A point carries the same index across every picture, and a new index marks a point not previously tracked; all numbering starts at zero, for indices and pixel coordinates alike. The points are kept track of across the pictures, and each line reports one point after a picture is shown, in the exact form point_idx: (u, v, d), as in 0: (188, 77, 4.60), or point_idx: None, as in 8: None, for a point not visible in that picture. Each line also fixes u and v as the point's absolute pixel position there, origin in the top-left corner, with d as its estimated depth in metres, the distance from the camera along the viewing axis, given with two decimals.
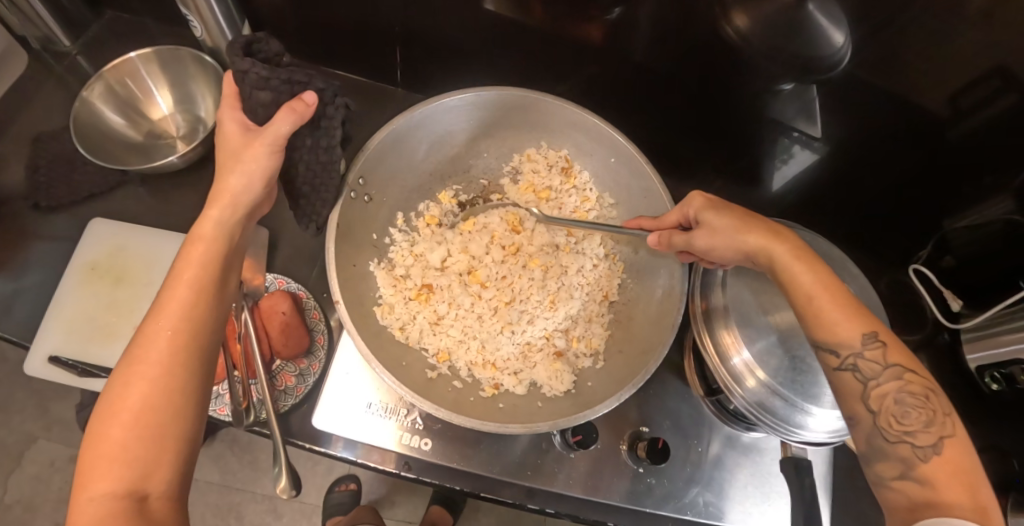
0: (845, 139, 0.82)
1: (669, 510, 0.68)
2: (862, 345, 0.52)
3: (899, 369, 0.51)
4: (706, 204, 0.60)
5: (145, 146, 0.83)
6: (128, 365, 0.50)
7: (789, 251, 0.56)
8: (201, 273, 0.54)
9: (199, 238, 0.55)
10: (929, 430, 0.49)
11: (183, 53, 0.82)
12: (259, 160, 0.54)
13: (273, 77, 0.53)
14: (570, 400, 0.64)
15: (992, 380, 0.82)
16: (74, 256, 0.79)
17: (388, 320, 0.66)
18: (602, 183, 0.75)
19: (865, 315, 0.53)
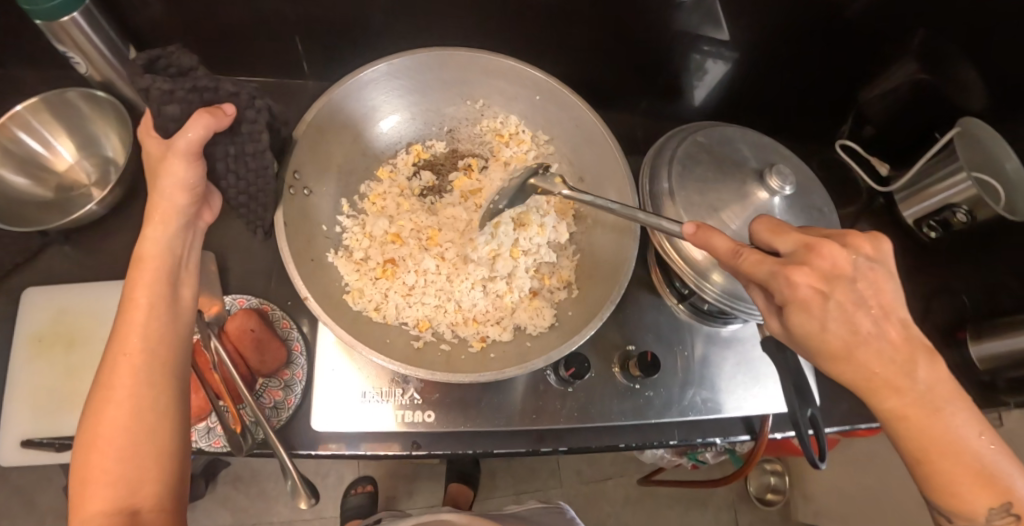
0: (749, 37, 0.90)
1: (672, 416, 0.72)
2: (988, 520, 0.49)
3: None
4: (806, 306, 0.48)
5: (59, 202, 0.78)
6: (99, 391, 0.51)
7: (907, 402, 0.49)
8: (151, 291, 0.54)
9: (142, 258, 0.54)
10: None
11: (71, 96, 0.76)
12: (179, 170, 0.53)
13: (179, 88, 0.53)
14: (557, 332, 0.66)
15: (930, 228, 1.03)
16: (16, 333, 0.75)
17: (360, 303, 0.66)
18: (532, 122, 0.76)
19: (993, 480, 0.49)
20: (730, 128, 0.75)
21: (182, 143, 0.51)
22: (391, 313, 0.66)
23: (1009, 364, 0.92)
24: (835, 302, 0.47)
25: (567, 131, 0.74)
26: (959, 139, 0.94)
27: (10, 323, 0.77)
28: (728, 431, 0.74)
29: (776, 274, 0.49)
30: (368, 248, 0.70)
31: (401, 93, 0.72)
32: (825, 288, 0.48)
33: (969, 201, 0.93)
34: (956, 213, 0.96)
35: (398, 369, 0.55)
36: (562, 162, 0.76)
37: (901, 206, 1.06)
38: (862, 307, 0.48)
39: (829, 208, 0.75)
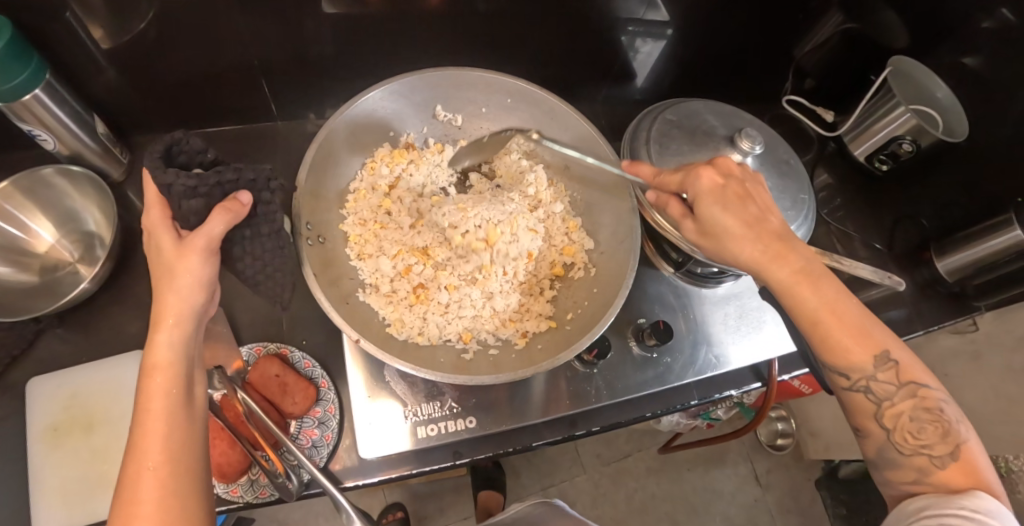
0: (684, 16, 0.96)
1: (692, 376, 0.76)
2: (873, 369, 0.57)
3: (911, 387, 0.56)
4: (715, 187, 0.61)
5: (46, 285, 0.76)
6: (120, 504, 0.46)
7: (792, 273, 0.59)
8: (167, 399, 0.50)
9: (154, 367, 0.51)
10: (946, 441, 0.54)
11: (47, 173, 0.75)
12: (196, 267, 0.53)
13: (203, 184, 0.54)
14: (590, 309, 0.71)
15: (881, 162, 1.09)
16: (29, 426, 0.73)
17: (405, 332, 0.69)
18: (503, 127, 0.80)
19: (876, 336, 0.58)
20: (687, 102, 0.81)
21: (204, 238, 0.53)
22: (433, 335, 0.69)
23: (975, 271, 1.01)
24: (729, 186, 0.61)
25: (541, 126, 0.79)
26: (892, 76, 1.02)
27: (17, 421, 0.74)
28: (743, 382, 0.78)
29: (690, 174, 0.62)
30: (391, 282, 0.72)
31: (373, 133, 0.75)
32: (724, 181, 0.61)
33: (910, 132, 1.00)
34: (902, 144, 1.02)
35: (467, 381, 0.59)
36: (543, 155, 0.81)
37: (851, 146, 1.12)
38: (746, 201, 0.60)
39: (794, 158, 0.81)
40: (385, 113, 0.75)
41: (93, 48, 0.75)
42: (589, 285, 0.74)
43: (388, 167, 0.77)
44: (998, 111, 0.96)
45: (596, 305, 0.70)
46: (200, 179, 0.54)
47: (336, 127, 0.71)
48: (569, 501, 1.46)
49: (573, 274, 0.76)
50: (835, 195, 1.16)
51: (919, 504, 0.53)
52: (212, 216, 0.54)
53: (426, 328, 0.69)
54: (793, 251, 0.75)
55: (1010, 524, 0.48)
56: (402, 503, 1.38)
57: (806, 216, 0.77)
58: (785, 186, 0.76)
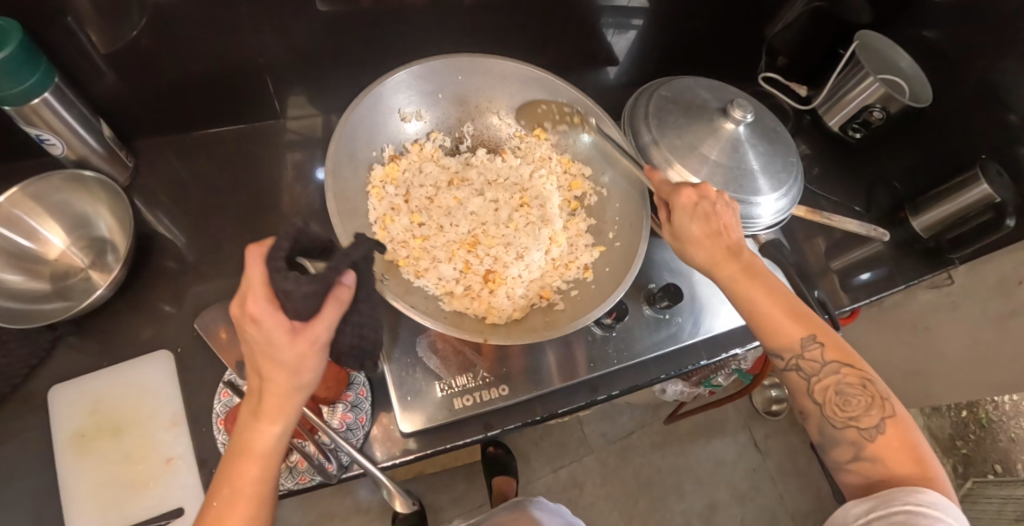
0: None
1: (702, 335, 0.80)
2: (803, 347, 0.64)
3: (836, 365, 0.62)
4: (688, 204, 0.67)
5: (59, 293, 0.76)
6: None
7: (737, 270, 0.66)
8: (258, 486, 0.52)
9: (250, 454, 0.51)
10: (872, 412, 0.60)
11: (55, 180, 0.75)
12: (309, 366, 0.52)
13: (328, 273, 0.50)
14: (621, 229, 0.80)
15: (854, 130, 1.16)
16: (54, 434, 0.72)
17: (502, 316, 0.74)
18: (464, 103, 0.85)
19: (806, 318, 0.65)
20: (677, 79, 0.85)
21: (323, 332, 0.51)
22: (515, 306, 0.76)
23: (949, 226, 1.06)
24: (702, 206, 0.66)
25: (493, 84, 0.83)
26: (860, 51, 1.07)
27: (39, 431, 0.73)
28: (746, 340, 0.82)
29: (674, 190, 0.68)
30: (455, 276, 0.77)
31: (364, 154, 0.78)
32: (698, 199, 0.67)
33: (880, 100, 1.06)
34: (873, 112, 1.08)
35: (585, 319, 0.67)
36: (506, 110, 0.86)
37: (826, 117, 1.18)
38: (714, 219, 0.66)
39: (781, 126, 0.86)
40: (367, 129, 0.78)
41: (93, 52, 0.75)
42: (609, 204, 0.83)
43: (391, 188, 0.80)
44: (957, 75, 1.03)
45: (627, 227, 0.79)
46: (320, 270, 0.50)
47: (337, 169, 0.74)
48: (579, 481, 1.49)
49: (588, 203, 0.85)
50: (816, 163, 1.22)
51: (867, 504, 0.56)
52: (327, 307, 0.51)
53: (501, 307, 0.75)
54: (785, 215, 0.80)
55: (951, 512, 0.52)
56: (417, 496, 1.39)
57: (795, 178, 0.81)
58: (775, 151, 0.81)
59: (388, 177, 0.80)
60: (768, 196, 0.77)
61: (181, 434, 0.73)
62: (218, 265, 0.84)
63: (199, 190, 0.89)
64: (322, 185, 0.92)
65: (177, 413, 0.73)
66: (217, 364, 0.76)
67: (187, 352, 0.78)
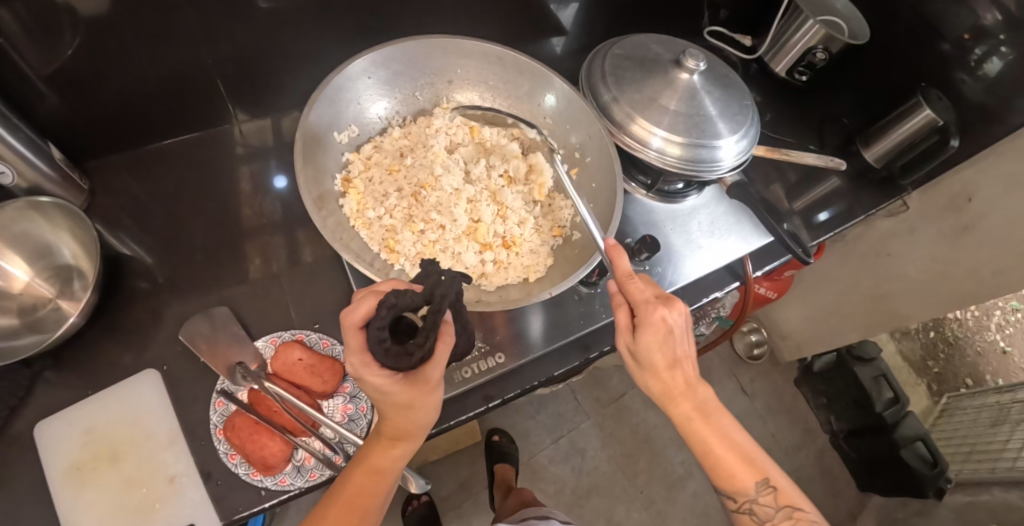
0: None
1: (683, 281, 0.84)
2: (755, 492, 0.65)
3: (788, 510, 0.64)
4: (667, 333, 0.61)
5: (30, 326, 0.73)
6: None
7: (691, 408, 0.65)
8: (373, 500, 0.60)
9: (379, 471, 0.59)
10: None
11: (8, 211, 0.72)
12: (429, 403, 0.56)
13: (430, 326, 0.50)
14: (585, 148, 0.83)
15: (800, 74, 1.19)
16: (48, 472, 0.70)
17: (539, 269, 0.79)
18: (383, 100, 0.84)
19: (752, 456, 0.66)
20: (622, 39, 0.86)
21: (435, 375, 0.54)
22: (538, 252, 0.80)
23: (898, 153, 1.10)
24: (672, 336, 0.61)
25: (397, 72, 0.83)
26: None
27: (30, 470, 0.71)
28: (724, 282, 0.88)
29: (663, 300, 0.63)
30: (478, 253, 0.78)
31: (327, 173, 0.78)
32: (668, 325, 0.61)
33: (822, 41, 1.09)
34: (816, 53, 1.12)
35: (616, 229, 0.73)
36: (418, 94, 0.87)
37: (772, 64, 1.20)
38: (669, 341, 0.62)
39: (732, 73, 0.88)
40: (318, 157, 0.76)
41: (30, 72, 0.71)
42: (559, 131, 0.86)
43: (369, 210, 0.78)
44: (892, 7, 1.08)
45: (591, 150, 0.82)
46: (426, 327, 0.50)
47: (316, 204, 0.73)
48: (581, 448, 1.53)
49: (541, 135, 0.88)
50: (767, 109, 1.23)
51: None
52: (438, 349, 0.54)
53: (532, 263, 0.79)
54: (747, 156, 0.82)
55: None
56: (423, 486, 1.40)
57: (751, 119, 0.83)
58: (730, 96, 0.83)
59: (363, 205, 0.78)
60: (728, 139, 0.79)
61: (182, 450, 0.71)
62: (192, 276, 0.82)
63: (160, 205, 0.86)
64: (287, 184, 0.90)
65: (174, 431, 0.72)
66: (207, 375, 0.75)
67: (176, 369, 0.76)
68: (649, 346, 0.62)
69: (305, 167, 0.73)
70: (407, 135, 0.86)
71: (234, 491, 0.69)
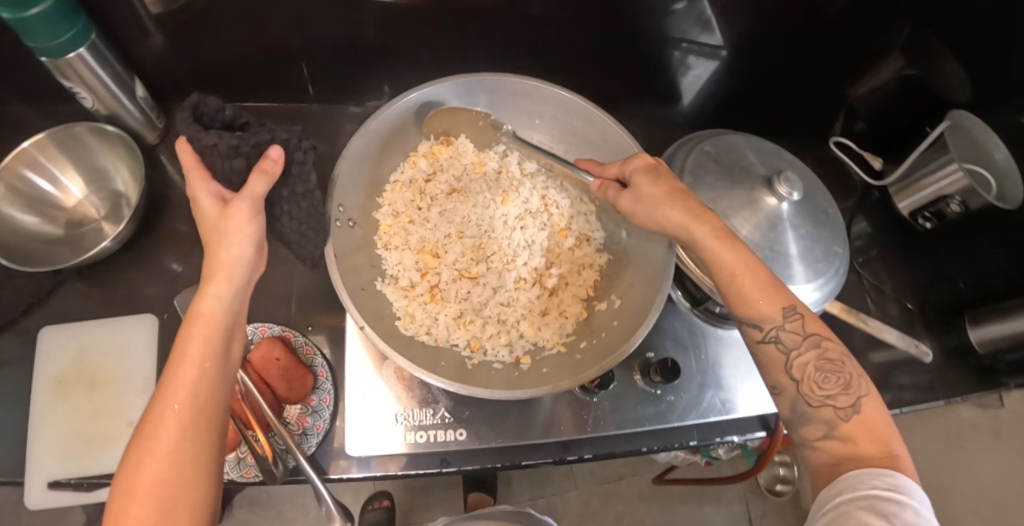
0: (742, 38, 0.86)
1: (694, 418, 0.72)
2: (827, 399, 0.55)
3: (816, 337, 0.56)
4: (649, 168, 0.64)
5: (71, 239, 0.78)
6: (121, 487, 0.45)
7: (757, 286, 0.58)
8: (206, 346, 0.50)
9: (201, 314, 0.51)
10: (848, 392, 0.54)
11: (79, 130, 0.77)
12: (241, 227, 0.53)
13: (246, 144, 0.53)
14: (597, 348, 0.70)
15: (926, 219, 0.99)
16: (36, 374, 0.74)
17: (412, 329, 0.71)
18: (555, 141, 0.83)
19: (784, 291, 0.58)
20: (720, 138, 0.77)
21: (248, 198, 0.53)
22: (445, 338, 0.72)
23: (1008, 347, 0.92)
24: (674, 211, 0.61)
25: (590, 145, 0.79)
26: (949, 133, 0.90)
27: (23, 366, 0.76)
28: (747, 428, 0.74)
29: (626, 162, 0.66)
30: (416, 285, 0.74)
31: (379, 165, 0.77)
32: (653, 162, 0.65)
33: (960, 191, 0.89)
34: (950, 204, 0.92)
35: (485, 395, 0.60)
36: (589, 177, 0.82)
37: (896, 198, 1.02)
38: (667, 178, 0.63)
39: (833, 208, 0.76)
40: (436, 111, 0.78)
41: (141, 12, 0.72)
42: (609, 316, 0.74)
43: (427, 162, 0.80)
44: None
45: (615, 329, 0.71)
46: (240, 137, 0.53)
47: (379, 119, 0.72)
48: (556, 514, 1.45)
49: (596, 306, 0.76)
50: (869, 246, 1.07)
51: (835, 487, 0.51)
52: (251, 179, 0.53)
53: (428, 323, 0.72)
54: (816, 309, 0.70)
55: (914, 495, 0.48)
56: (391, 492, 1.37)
57: (836, 271, 0.71)
58: (819, 238, 0.71)
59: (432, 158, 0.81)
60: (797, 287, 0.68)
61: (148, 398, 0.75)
62: None
63: None
64: None
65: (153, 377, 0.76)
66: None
67: (174, 320, 0.78)
68: (662, 216, 0.62)
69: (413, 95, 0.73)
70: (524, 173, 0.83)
71: None
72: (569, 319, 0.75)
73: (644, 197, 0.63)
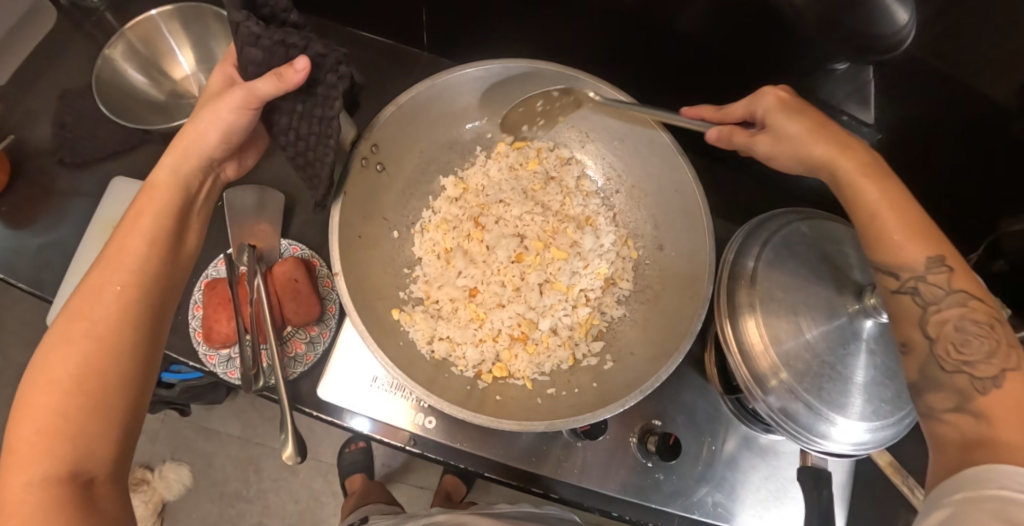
0: (897, 133, 0.71)
1: (676, 507, 0.65)
2: (925, 269, 0.48)
3: (963, 295, 0.47)
4: (780, 103, 0.57)
5: (167, 107, 0.81)
6: (46, 349, 0.49)
7: (857, 167, 0.52)
8: (155, 223, 0.56)
9: (156, 186, 0.57)
10: (993, 361, 0.45)
11: (204, 12, 0.79)
12: (229, 110, 0.55)
13: (267, 38, 0.49)
14: (569, 404, 0.64)
15: None
16: (97, 214, 0.79)
17: (405, 324, 0.68)
18: (626, 172, 0.76)
19: (939, 239, 0.49)
20: (826, 224, 0.66)
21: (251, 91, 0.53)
22: (424, 326, 0.68)
23: None
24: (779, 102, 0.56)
25: (660, 188, 0.72)
26: None
27: (91, 203, 0.81)
28: None
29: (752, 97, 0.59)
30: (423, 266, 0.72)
31: (432, 131, 0.75)
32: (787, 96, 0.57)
33: None
34: None
35: (423, 396, 0.57)
36: (645, 223, 0.74)
37: None
38: (821, 119, 0.56)
39: None
40: (513, 95, 0.73)
41: None
42: (592, 377, 0.68)
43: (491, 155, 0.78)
44: None
45: (597, 392, 0.65)
46: (267, 29, 0.49)
47: (465, 76, 0.70)
48: None
49: (583, 360, 0.69)
50: None
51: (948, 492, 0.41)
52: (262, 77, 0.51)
53: (418, 319, 0.69)
54: (866, 453, 0.59)
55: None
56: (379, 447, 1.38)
57: (902, 422, 0.59)
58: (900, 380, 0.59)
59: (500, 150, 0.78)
60: (849, 422, 0.57)
61: None
62: None
63: None
64: None
65: None
66: (225, 235, 0.76)
67: None
68: (791, 154, 0.56)
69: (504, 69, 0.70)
70: (574, 189, 0.77)
71: (178, 335, 0.71)
72: (551, 359, 0.69)
73: (787, 139, 0.56)
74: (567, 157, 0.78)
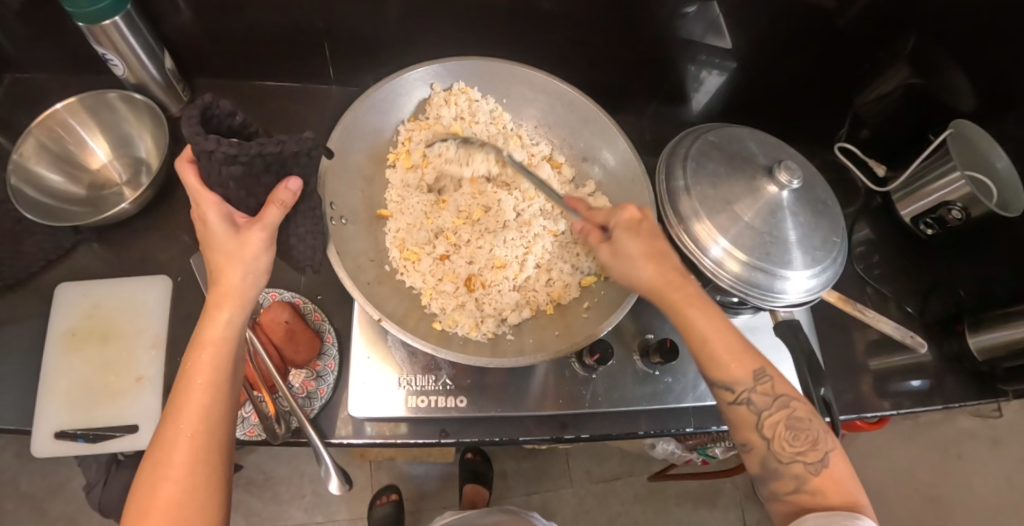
0: (749, 54, 0.90)
1: (691, 401, 0.73)
2: (753, 381, 0.59)
3: (785, 398, 0.58)
4: (633, 220, 0.64)
5: (90, 200, 0.80)
6: (152, 468, 0.52)
7: (644, 249, 0.62)
8: (216, 372, 0.55)
9: (208, 340, 0.55)
10: (815, 449, 0.57)
11: (110, 97, 0.80)
12: (255, 255, 0.55)
13: (244, 153, 0.53)
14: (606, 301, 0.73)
15: (926, 226, 0.96)
16: (50, 326, 0.76)
17: (460, 327, 0.71)
18: (525, 118, 0.83)
19: (749, 355, 0.60)
20: (724, 130, 0.78)
21: (262, 231, 0.55)
22: (467, 320, 0.71)
23: (1007, 354, 0.88)
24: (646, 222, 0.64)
25: (555, 111, 0.81)
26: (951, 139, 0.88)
27: (40, 321, 0.78)
28: None
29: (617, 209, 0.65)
30: (429, 275, 0.74)
31: (371, 160, 0.76)
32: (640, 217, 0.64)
33: (963, 199, 0.86)
34: (951, 210, 0.89)
35: (499, 363, 0.62)
36: (564, 146, 0.83)
37: (899, 205, 0.98)
38: (656, 237, 0.63)
39: (832, 201, 0.76)
40: (413, 98, 0.78)
41: None
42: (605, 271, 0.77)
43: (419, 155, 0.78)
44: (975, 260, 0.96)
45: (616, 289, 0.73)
46: (242, 147, 0.53)
47: (370, 105, 0.74)
48: (550, 511, 1.44)
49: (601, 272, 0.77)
50: (873, 254, 1.02)
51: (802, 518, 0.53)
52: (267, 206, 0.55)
53: (468, 320, 0.71)
54: (820, 293, 0.71)
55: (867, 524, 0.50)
56: (399, 487, 1.38)
57: (834, 259, 0.72)
58: (818, 226, 0.71)
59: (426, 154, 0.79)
60: (801, 271, 0.69)
61: (159, 357, 0.77)
62: None
63: None
64: None
65: (161, 334, 0.78)
66: None
67: (188, 283, 0.81)
68: (629, 272, 0.63)
69: (398, 83, 0.75)
70: (489, 123, 0.80)
71: None
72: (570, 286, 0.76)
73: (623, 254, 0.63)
74: (477, 96, 0.79)
